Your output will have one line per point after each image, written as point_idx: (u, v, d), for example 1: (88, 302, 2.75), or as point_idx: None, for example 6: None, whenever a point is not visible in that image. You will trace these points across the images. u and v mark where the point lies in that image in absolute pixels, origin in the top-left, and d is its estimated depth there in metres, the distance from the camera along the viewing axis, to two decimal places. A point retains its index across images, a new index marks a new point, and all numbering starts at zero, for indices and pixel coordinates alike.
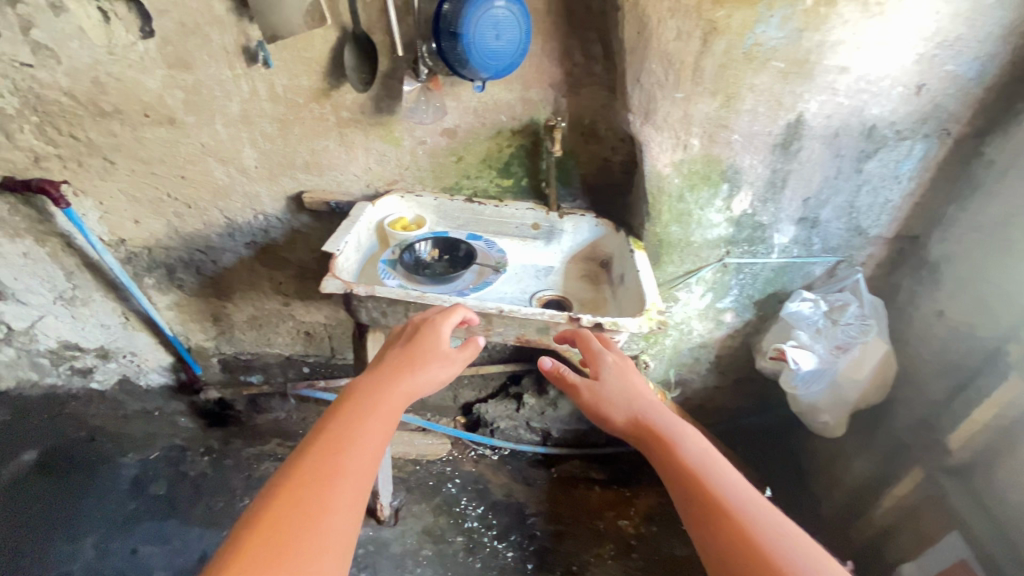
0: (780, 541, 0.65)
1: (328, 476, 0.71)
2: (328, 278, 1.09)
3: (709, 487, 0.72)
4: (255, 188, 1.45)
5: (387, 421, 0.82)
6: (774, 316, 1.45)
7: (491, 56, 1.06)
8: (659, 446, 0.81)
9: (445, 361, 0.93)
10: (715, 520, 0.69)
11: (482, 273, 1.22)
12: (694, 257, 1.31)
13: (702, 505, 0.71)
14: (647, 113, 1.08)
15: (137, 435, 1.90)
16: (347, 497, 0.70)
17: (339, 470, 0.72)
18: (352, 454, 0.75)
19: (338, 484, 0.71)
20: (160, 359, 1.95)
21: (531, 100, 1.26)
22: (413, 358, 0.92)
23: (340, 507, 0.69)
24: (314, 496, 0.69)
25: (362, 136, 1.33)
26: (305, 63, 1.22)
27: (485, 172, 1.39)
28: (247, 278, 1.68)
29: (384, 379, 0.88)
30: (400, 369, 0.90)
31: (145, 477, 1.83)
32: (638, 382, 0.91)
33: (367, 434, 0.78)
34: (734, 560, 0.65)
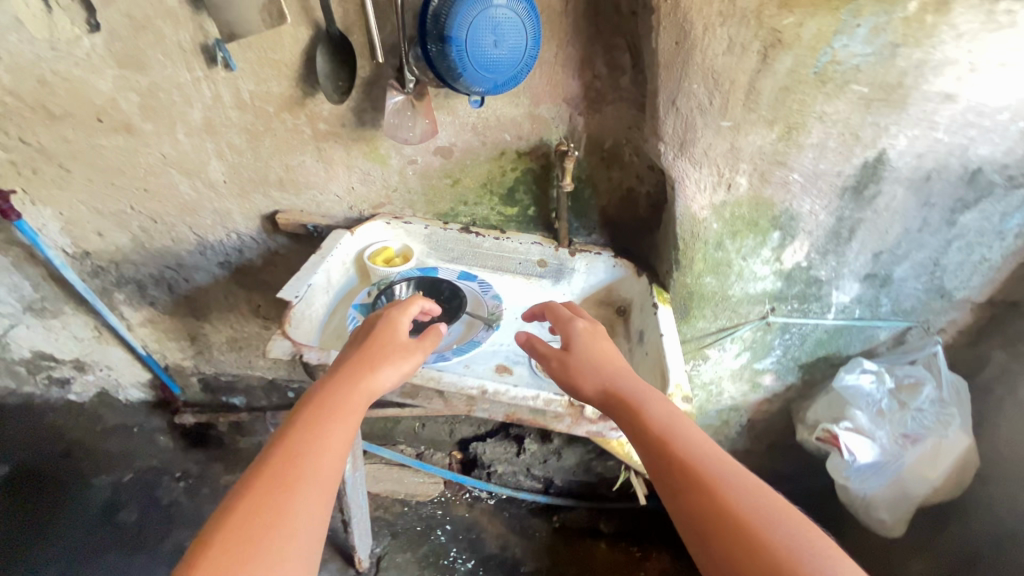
0: (752, 499, 0.61)
1: (284, 489, 0.62)
2: (276, 338, 0.91)
3: (680, 450, 0.68)
4: (226, 205, 1.27)
5: (350, 421, 0.71)
6: (823, 381, 1.22)
7: (487, 65, 0.84)
8: (628, 414, 0.75)
9: (410, 348, 0.81)
10: (688, 484, 0.64)
11: (470, 327, 1.00)
12: (730, 312, 1.09)
13: (672, 468, 0.66)
14: (682, 144, 0.85)
15: (113, 454, 1.78)
16: (305, 513, 0.61)
17: (294, 484, 0.63)
18: (310, 462, 0.65)
19: (294, 499, 0.62)
20: (137, 373, 1.79)
21: (541, 117, 1.04)
22: (370, 345, 0.80)
23: (298, 526, 0.60)
24: (269, 518, 0.60)
25: (343, 152, 1.14)
26: (273, 65, 1.02)
27: (486, 199, 1.18)
28: (223, 299, 1.51)
29: (341, 371, 0.76)
30: (359, 358, 0.78)
31: (115, 502, 1.70)
32: (608, 348, 0.83)
33: (325, 440, 0.68)
34: (708, 522, 0.61)
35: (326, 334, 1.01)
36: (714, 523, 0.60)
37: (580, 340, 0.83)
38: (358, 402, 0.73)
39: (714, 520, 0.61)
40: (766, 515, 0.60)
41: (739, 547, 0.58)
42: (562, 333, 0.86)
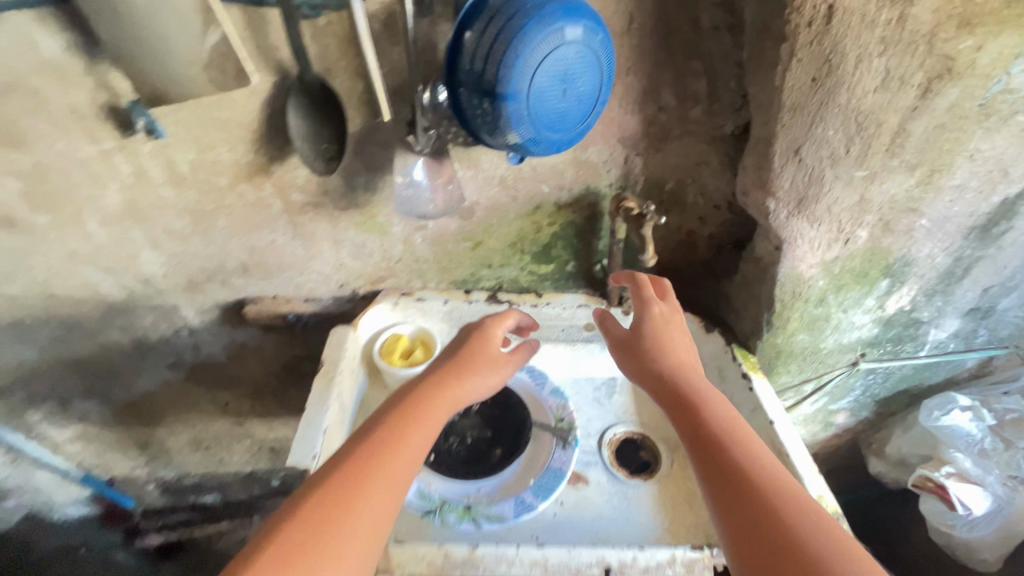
0: (818, 531, 0.52)
1: (352, 488, 0.55)
2: None
3: (739, 457, 0.60)
4: (170, 300, 0.97)
5: (430, 427, 0.64)
6: (896, 412, 1.11)
7: (549, 124, 0.60)
8: (683, 408, 0.67)
9: (500, 360, 0.74)
10: (743, 491, 0.57)
11: (541, 448, 0.78)
12: (817, 364, 0.94)
13: (726, 472, 0.59)
14: (801, 200, 0.67)
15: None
16: (370, 518, 0.54)
17: (366, 483, 0.56)
18: (383, 464, 0.58)
19: (361, 500, 0.55)
20: (76, 491, 1.38)
21: (588, 161, 0.82)
22: (457, 352, 0.73)
23: (359, 533, 0.53)
24: (335, 515, 0.53)
25: (328, 225, 0.87)
26: (221, 126, 0.73)
27: (515, 258, 0.95)
28: (177, 401, 1.20)
29: (426, 378, 0.69)
30: (443, 367, 0.71)
31: None
32: (679, 336, 0.75)
33: (400, 443, 0.60)
34: (761, 542, 0.53)
35: None
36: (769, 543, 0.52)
37: (648, 322, 0.76)
38: (439, 411, 0.66)
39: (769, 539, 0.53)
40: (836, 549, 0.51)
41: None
42: (634, 312, 0.78)
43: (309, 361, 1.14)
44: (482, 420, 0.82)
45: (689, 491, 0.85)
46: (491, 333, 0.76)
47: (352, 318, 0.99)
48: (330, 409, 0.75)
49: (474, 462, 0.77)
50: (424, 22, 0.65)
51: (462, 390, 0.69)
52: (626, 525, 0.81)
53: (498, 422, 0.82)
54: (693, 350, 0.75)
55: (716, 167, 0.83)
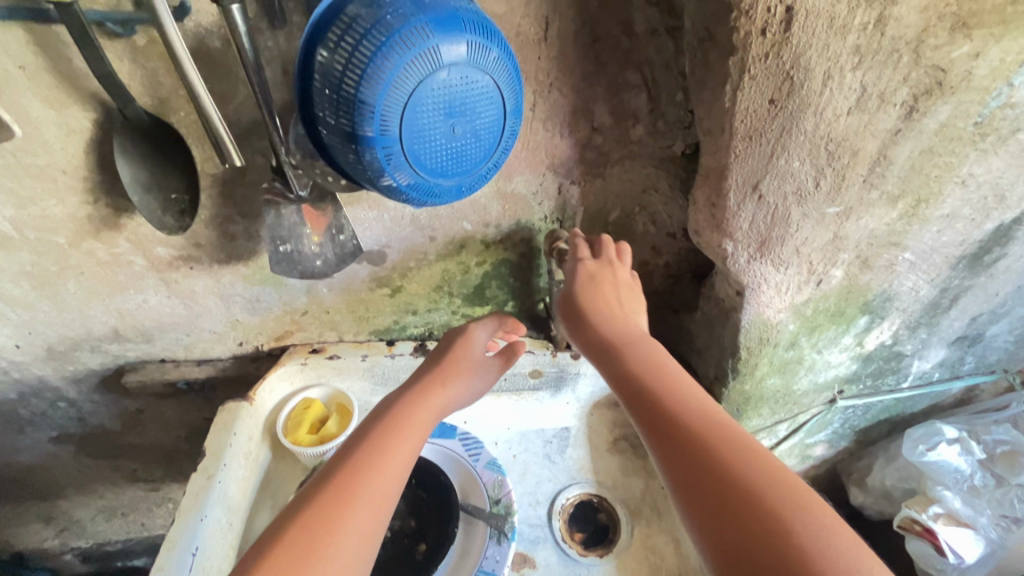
0: (797, 511, 0.40)
1: (327, 508, 0.44)
2: None
3: (685, 413, 0.48)
4: (33, 372, 0.80)
5: (418, 438, 0.53)
6: (877, 441, 1.02)
7: (442, 170, 0.47)
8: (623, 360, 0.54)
9: (486, 365, 0.65)
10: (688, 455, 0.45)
11: (472, 543, 0.66)
12: (791, 405, 0.83)
13: (671, 432, 0.47)
14: (763, 242, 0.55)
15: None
16: (354, 545, 0.43)
17: (348, 501, 0.45)
18: (369, 478, 0.47)
19: (341, 523, 0.44)
20: None
21: (514, 192, 0.69)
22: (438, 355, 0.64)
23: (340, 565, 0.42)
24: (312, 544, 0.42)
25: (209, 280, 0.72)
26: (39, 175, 0.58)
27: (443, 303, 0.81)
28: (75, 474, 1.04)
29: (406, 386, 0.60)
30: (422, 375, 0.61)
31: None
32: (617, 291, 0.61)
33: (383, 454, 0.49)
34: (717, 523, 0.41)
35: None
36: (729, 524, 0.40)
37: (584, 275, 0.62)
38: (428, 423, 0.56)
39: (729, 519, 0.41)
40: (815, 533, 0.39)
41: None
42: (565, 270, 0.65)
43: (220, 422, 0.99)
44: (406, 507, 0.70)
45: (650, 568, 0.74)
46: (472, 334, 0.66)
47: (256, 380, 0.85)
48: (207, 520, 0.62)
49: (394, 565, 0.66)
50: (281, 38, 0.50)
51: (447, 397, 0.59)
52: None
53: (425, 508, 0.70)
54: (638, 305, 0.62)
55: (666, 192, 0.71)
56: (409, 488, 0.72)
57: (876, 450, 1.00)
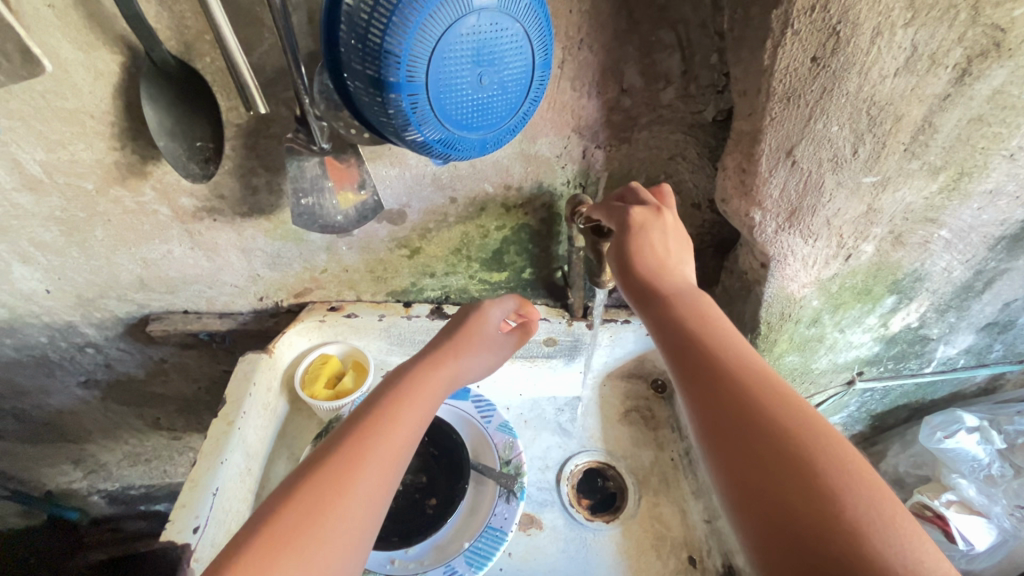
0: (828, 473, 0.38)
1: (340, 468, 0.45)
2: None
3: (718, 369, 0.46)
4: (62, 317, 0.83)
5: (427, 408, 0.53)
6: (893, 426, 1.00)
7: (468, 122, 0.46)
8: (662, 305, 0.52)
9: (500, 342, 0.64)
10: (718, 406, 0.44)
11: (483, 502, 0.68)
12: (808, 385, 0.82)
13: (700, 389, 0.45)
14: (793, 212, 0.54)
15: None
16: (365, 504, 0.45)
17: (357, 463, 0.46)
18: (379, 442, 0.48)
19: (351, 484, 0.45)
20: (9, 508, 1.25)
21: (537, 154, 0.67)
22: (452, 328, 0.63)
23: (349, 523, 0.43)
24: (322, 504, 0.43)
25: (232, 234, 0.73)
26: (68, 119, 0.58)
27: (461, 267, 0.81)
28: (102, 419, 1.08)
29: (422, 354, 0.59)
30: (439, 343, 0.60)
31: None
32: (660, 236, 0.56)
33: (394, 420, 0.50)
34: (746, 477, 0.40)
35: None
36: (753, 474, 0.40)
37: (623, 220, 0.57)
38: (440, 393, 0.56)
39: (759, 471, 0.40)
40: (847, 489, 0.37)
41: (783, 535, 0.37)
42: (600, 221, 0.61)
43: None
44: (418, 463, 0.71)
45: (656, 537, 0.74)
46: (485, 313, 0.64)
47: (276, 336, 0.86)
48: (228, 463, 0.64)
49: (406, 516, 0.67)
50: None
51: (460, 369, 0.59)
52: None
53: (436, 465, 0.70)
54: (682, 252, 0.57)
55: (694, 160, 0.69)
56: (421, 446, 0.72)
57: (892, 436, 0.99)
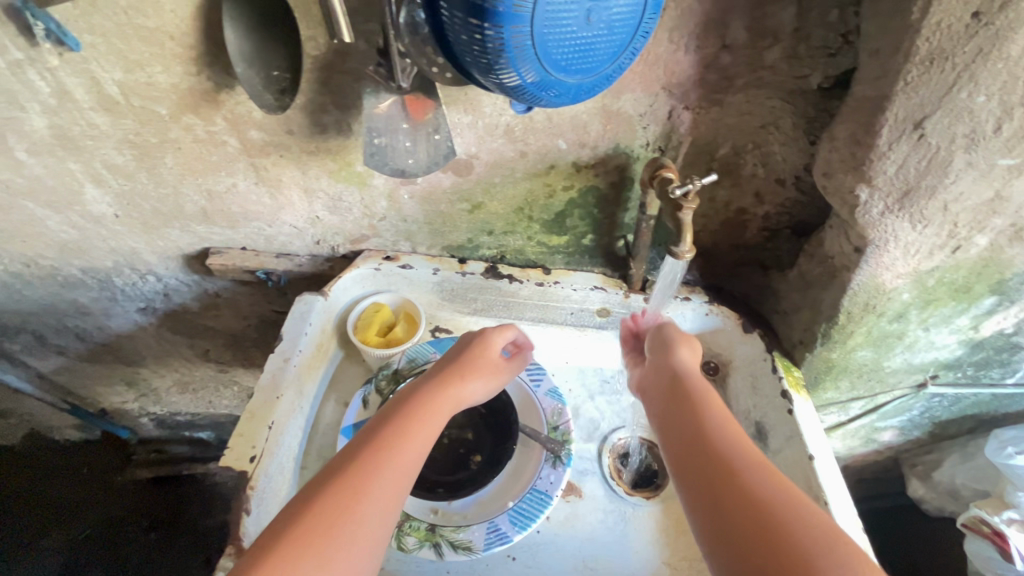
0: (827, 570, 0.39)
1: (355, 481, 0.46)
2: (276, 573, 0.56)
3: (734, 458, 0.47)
4: (127, 243, 0.84)
5: (438, 426, 0.54)
6: (954, 436, 0.95)
7: (566, 64, 0.43)
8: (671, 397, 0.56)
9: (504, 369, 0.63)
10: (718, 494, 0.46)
11: (528, 464, 0.67)
12: (874, 383, 0.78)
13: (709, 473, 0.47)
14: (907, 192, 0.49)
15: (61, 506, 1.32)
16: (381, 517, 0.46)
17: (371, 475, 0.47)
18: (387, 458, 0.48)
19: (367, 494, 0.46)
20: (68, 419, 1.29)
21: (619, 112, 0.63)
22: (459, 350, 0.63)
23: (366, 531, 0.44)
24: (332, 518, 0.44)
25: (296, 172, 0.72)
26: (148, 38, 0.57)
27: (521, 227, 0.79)
28: (156, 345, 1.11)
29: (431, 374, 0.59)
30: (448, 362, 0.61)
31: (73, 568, 1.27)
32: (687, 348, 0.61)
33: (404, 438, 0.50)
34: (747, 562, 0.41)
35: (314, 467, 0.69)
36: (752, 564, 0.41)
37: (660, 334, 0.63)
38: (450, 411, 0.56)
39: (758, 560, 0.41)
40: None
41: None
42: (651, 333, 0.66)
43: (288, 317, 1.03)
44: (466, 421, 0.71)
45: None
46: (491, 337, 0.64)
47: (329, 281, 0.86)
48: (283, 399, 0.65)
49: (451, 470, 0.68)
50: None
51: (471, 390, 0.59)
52: (618, 553, 0.69)
53: (482, 426, 0.71)
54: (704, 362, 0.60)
55: (788, 132, 0.64)
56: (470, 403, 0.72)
57: (952, 445, 0.94)
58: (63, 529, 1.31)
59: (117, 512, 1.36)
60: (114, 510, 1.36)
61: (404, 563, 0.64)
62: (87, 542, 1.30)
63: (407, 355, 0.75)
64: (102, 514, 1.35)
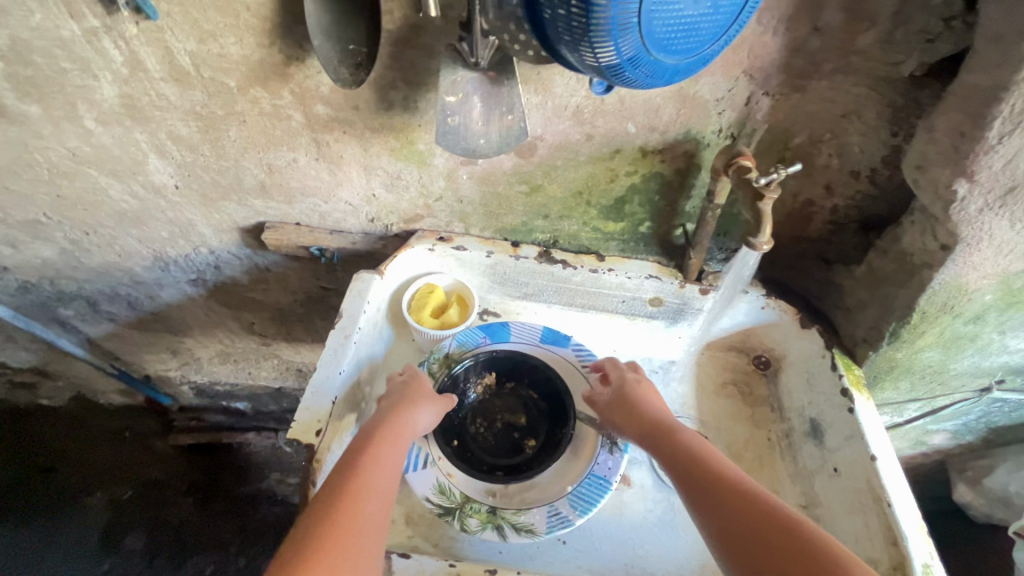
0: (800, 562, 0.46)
1: (346, 509, 0.48)
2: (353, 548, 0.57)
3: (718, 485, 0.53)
4: (185, 214, 0.85)
5: (400, 449, 0.56)
6: (1009, 442, 0.93)
7: (669, 43, 0.41)
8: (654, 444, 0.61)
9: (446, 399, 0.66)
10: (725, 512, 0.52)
11: (583, 451, 0.67)
12: (935, 385, 0.76)
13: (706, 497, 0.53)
14: (1011, 189, 0.47)
15: (107, 467, 1.38)
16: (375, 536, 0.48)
17: (358, 497, 0.49)
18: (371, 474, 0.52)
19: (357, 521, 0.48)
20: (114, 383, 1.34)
21: (694, 96, 0.61)
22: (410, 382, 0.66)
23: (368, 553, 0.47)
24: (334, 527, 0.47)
25: (357, 148, 0.72)
26: (224, 8, 0.57)
27: (578, 212, 0.77)
28: (202, 316, 1.13)
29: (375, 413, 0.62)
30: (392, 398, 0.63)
31: (117, 525, 1.32)
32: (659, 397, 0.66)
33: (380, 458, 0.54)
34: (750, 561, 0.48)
35: None
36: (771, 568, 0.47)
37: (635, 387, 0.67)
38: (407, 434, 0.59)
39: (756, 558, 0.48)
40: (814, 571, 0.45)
41: None
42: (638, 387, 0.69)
43: (334, 294, 1.04)
44: (518, 406, 0.72)
45: None
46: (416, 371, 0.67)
47: (381, 260, 0.86)
48: (345, 375, 0.65)
49: (507, 454, 0.68)
50: None
51: (420, 419, 0.61)
52: (667, 542, 0.68)
53: (533, 411, 0.72)
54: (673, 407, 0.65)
55: (870, 122, 0.61)
56: (519, 390, 0.73)
57: (1006, 452, 0.91)
58: (107, 488, 1.36)
59: (157, 475, 1.40)
60: (154, 473, 1.40)
61: (458, 542, 0.64)
62: (130, 501, 1.35)
63: (457, 339, 0.75)
64: (143, 476, 1.39)
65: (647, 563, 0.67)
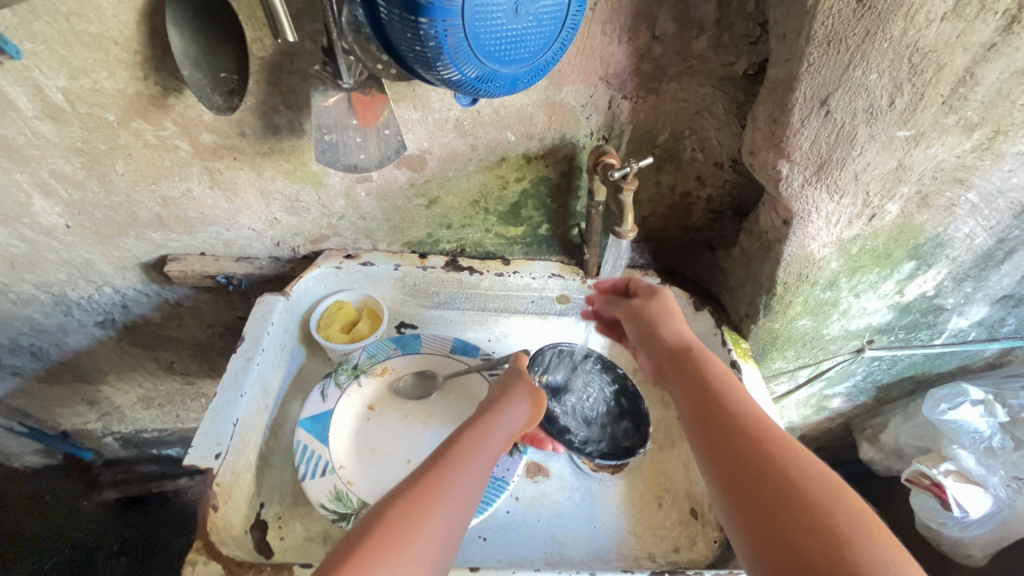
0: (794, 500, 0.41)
1: (423, 494, 0.47)
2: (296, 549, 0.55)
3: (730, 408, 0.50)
4: (81, 254, 0.83)
5: (488, 457, 0.55)
6: (898, 400, 1.01)
7: (501, 55, 0.46)
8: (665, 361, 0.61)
9: (529, 399, 0.64)
10: (750, 480, 0.44)
11: None
12: (817, 351, 0.83)
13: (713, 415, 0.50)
14: (820, 166, 0.55)
15: (23, 539, 1.28)
16: (443, 533, 0.46)
17: (435, 496, 0.48)
18: (454, 474, 0.50)
19: (428, 510, 0.46)
20: (25, 443, 1.24)
21: (563, 103, 0.67)
22: (506, 382, 0.67)
23: (430, 547, 0.45)
24: (408, 517, 0.45)
25: (252, 174, 0.73)
26: (92, 44, 0.58)
27: (478, 219, 0.81)
28: (115, 361, 1.08)
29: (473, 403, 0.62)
30: (492, 400, 0.63)
31: None
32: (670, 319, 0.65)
33: (467, 459, 0.53)
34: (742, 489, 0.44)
35: (281, 464, 0.69)
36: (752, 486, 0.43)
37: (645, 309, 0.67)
38: (496, 438, 0.57)
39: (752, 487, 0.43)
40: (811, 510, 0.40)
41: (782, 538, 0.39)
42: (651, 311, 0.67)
43: None
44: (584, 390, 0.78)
45: (660, 489, 0.74)
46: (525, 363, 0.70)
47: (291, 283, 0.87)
48: (246, 397, 0.65)
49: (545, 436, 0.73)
50: None
51: (514, 422, 0.61)
52: (585, 527, 0.71)
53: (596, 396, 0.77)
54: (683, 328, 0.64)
55: (720, 117, 0.68)
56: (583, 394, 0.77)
57: (895, 408, 1.00)
58: (26, 562, 1.26)
59: (83, 537, 1.30)
60: (80, 535, 1.31)
61: None
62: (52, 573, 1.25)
63: (368, 351, 0.76)
64: (68, 541, 1.29)
65: (565, 549, 0.69)
